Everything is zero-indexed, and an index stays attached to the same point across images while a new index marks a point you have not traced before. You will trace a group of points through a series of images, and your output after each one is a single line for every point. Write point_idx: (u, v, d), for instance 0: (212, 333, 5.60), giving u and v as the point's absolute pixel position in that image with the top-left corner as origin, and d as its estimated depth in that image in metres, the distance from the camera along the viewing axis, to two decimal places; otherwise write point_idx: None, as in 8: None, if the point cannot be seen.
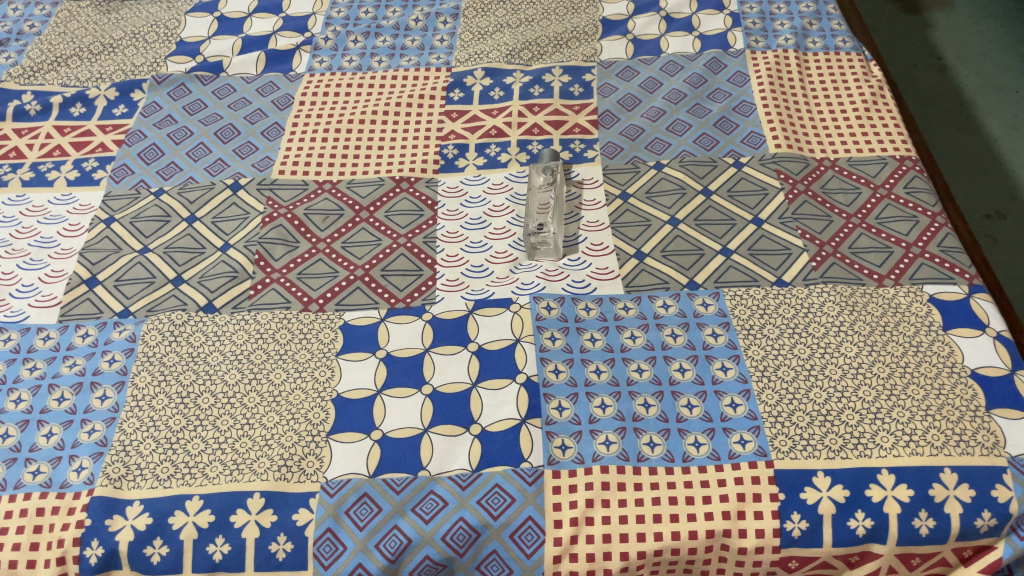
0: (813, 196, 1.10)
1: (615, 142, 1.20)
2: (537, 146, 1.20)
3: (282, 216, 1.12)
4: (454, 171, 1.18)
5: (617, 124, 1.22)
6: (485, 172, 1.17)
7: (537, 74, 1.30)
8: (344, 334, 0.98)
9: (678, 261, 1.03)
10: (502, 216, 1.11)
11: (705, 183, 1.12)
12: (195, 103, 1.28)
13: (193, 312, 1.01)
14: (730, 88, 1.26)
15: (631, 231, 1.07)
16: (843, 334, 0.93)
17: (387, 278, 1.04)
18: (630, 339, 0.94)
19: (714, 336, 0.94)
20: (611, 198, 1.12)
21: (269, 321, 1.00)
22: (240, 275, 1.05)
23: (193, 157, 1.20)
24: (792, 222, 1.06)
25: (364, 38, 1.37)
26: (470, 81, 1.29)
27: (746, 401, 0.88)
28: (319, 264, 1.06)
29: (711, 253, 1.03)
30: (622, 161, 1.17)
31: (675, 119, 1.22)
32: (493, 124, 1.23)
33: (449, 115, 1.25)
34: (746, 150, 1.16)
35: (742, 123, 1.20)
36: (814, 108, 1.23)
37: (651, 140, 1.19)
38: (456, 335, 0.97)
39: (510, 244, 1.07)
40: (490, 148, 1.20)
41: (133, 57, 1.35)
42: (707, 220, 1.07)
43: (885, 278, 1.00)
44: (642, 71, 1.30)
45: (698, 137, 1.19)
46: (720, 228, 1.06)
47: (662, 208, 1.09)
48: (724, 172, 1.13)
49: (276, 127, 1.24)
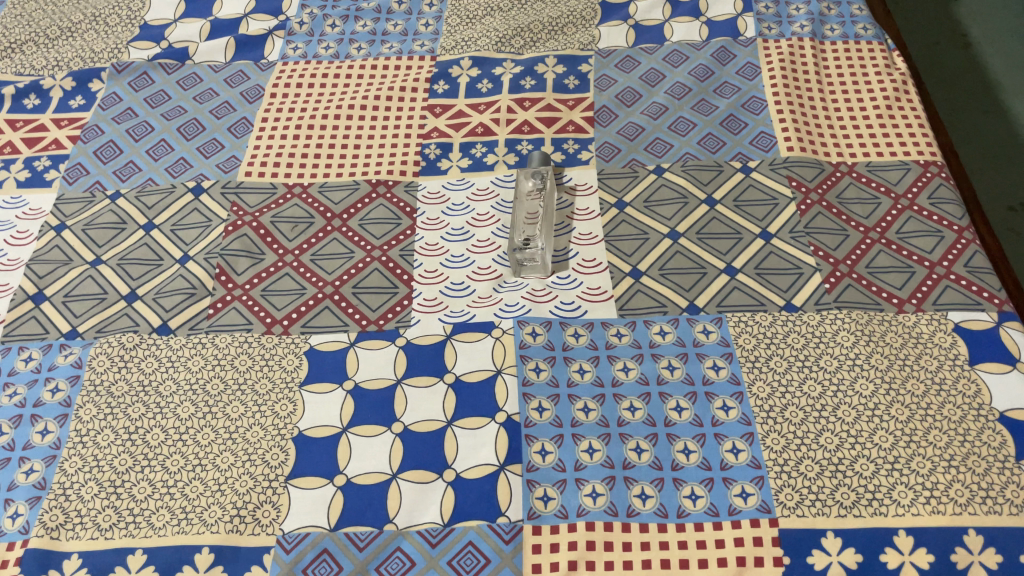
0: (827, 206, 1.00)
1: (612, 143, 1.10)
2: (527, 146, 1.10)
3: (246, 224, 1.03)
4: (436, 174, 1.08)
5: (614, 122, 1.12)
6: (469, 176, 1.08)
7: (528, 64, 1.19)
8: (309, 361, 0.90)
9: (677, 280, 0.94)
10: (486, 225, 1.02)
11: (709, 191, 1.02)
12: (157, 94, 1.18)
13: (146, 334, 0.93)
14: (739, 82, 1.15)
15: (627, 246, 0.98)
16: (858, 369, 0.84)
17: (358, 296, 0.95)
18: (622, 371, 0.86)
19: (715, 370, 0.85)
20: (605, 208, 1.02)
21: (228, 346, 0.91)
22: (198, 292, 0.96)
23: (153, 156, 1.11)
24: (804, 237, 0.97)
25: (342, 22, 1.27)
26: (456, 72, 1.19)
27: (749, 447, 0.79)
28: (285, 279, 0.97)
29: (714, 271, 0.94)
30: (618, 165, 1.07)
31: (677, 117, 1.11)
32: (479, 120, 1.13)
33: (432, 109, 1.15)
34: (756, 154, 1.06)
35: (751, 122, 1.10)
36: (830, 105, 1.13)
37: (651, 141, 1.09)
38: (432, 365, 0.88)
39: (494, 258, 0.98)
40: (475, 148, 1.10)
41: (93, 42, 1.25)
42: (711, 234, 0.98)
43: (906, 303, 0.90)
44: (644, 62, 1.19)
45: (703, 138, 1.09)
46: (725, 242, 0.97)
47: (661, 220, 1.00)
48: (731, 179, 1.03)
49: (244, 123, 1.14)
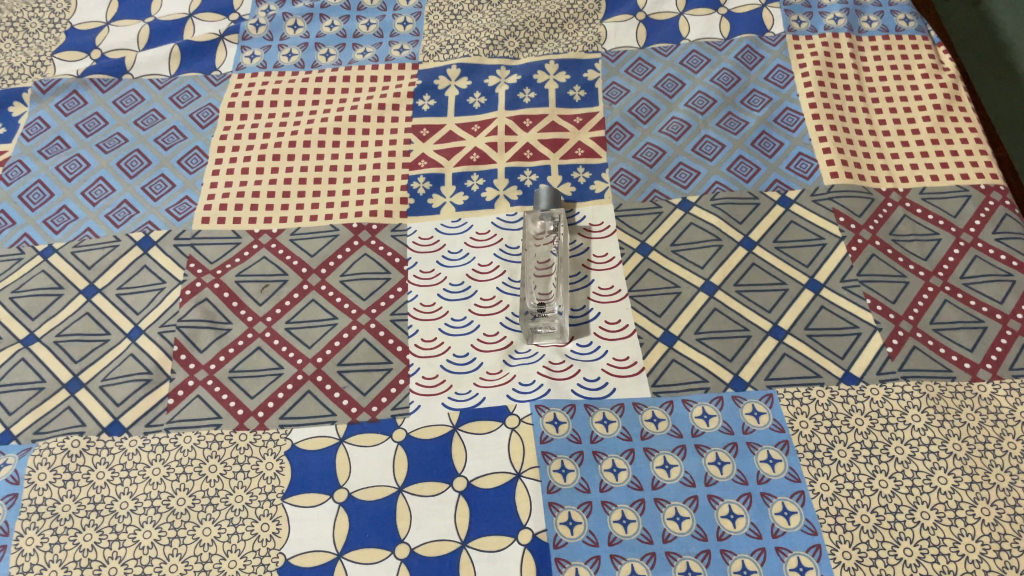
0: (881, 247, 0.87)
1: (629, 170, 0.95)
2: (530, 176, 0.95)
3: (207, 285, 0.87)
4: (427, 213, 0.93)
5: (629, 144, 0.97)
6: (465, 216, 0.93)
7: (526, 71, 1.04)
8: (291, 464, 0.76)
9: (717, 346, 0.81)
10: (490, 279, 0.88)
11: (745, 230, 0.89)
12: (91, 118, 1.01)
13: (94, 436, 0.78)
14: (769, 90, 1.01)
15: (655, 303, 0.84)
16: (933, 457, 0.73)
17: (345, 377, 0.81)
18: (663, 469, 0.73)
19: (770, 463, 0.73)
20: (627, 253, 0.88)
21: (194, 447, 0.77)
22: (154, 377, 0.81)
23: (90, 199, 0.94)
24: (858, 286, 0.84)
25: (306, 22, 1.09)
26: (442, 84, 1.03)
27: (817, 564, 0.68)
28: (258, 355, 0.83)
29: (758, 334, 0.81)
30: (638, 197, 0.93)
31: (702, 136, 0.97)
32: (473, 145, 0.98)
33: (418, 131, 0.99)
34: (795, 181, 0.93)
35: (786, 141, 0.96)
36: (873, 116, 0.99)
37: (673, 167, 0.94)
38: (438, 466, 0.75)
39: (502, 322, 0.85)
40: (471, 179, 0.95)
41: (12, 54, 1.07)
42: (751, 286, 0.85)
43: (979, 369, 0.79)
44: (658, 66, 1.04)
45: (733, 162, 0.94)
46: (769, 296, 0.84)
47: (693, 269, 0.86)
48: (768, 214, 0.90)
49: (197, 154, 0.98)
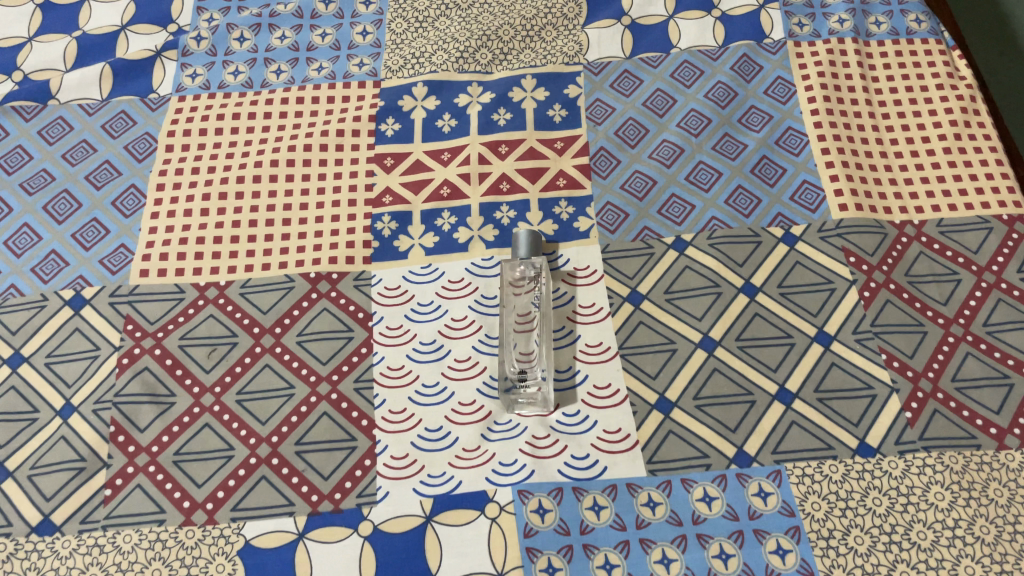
0: (896, 290, 0.79)
1: (616, 204, 0.85)
2: (507, 212, 0.85)
3: (148, 352, 0.78)
4: (394, 258, 0.84)
5: (616, 172, 0.87)
6: (436, 260, 0.83)
7: (500, 88, 0.94)
8: (245, 566, 0.67)
9: (718, 414, 0.73)
10: (465, 337, 0.79)
11: (746, 274, 0.80)
12: (13, 153, 0.90)
13: (21, 537, 0.69)
14: (769, 107, 0.91)
15: (649, 363, 0.76)
16: (959, 543, 0.66)
17: (304, 458, 0.72)
18: (662, 565, 0.65)
19: (780, 555, 0.66)
20: (616, 303, 0.80)
21: (135, 549, 0.68)
22: (89, 465, 0.72)
23: (14, 250, 0.84)
24: (872, 339, 0.76)
25: (254, 34, 0.99)
26: (407, 105, 0.93)
27: None
28: (207, 434, 0.74)
29: (764, 399, 0.73)
30: (627, 236, 0.83)
31: (697, 163, 0.87)
32: (444, 177, 0.88)
33: (381, 161, 0.89)
34: (800, 216, 0.84)
35: (790, 167, 0.87)
36: (884, 134, 0.89)
37: (666, 200, 0.85)
38: (410, 566, 0.67)
39: (479, 387, 0.76)
40: (441, 217, 0.85)
41: None
42: (755, 340, 0.76)
43: (1006, 435, 0.71)
44: (646, 79, 0.94)
45: (731, 193, 0.85)
46: (774, 352, 0.76)
47: (690, 321, 0.78)
48: (772, 254, 0.81)
49: (134, 194, 0.87)
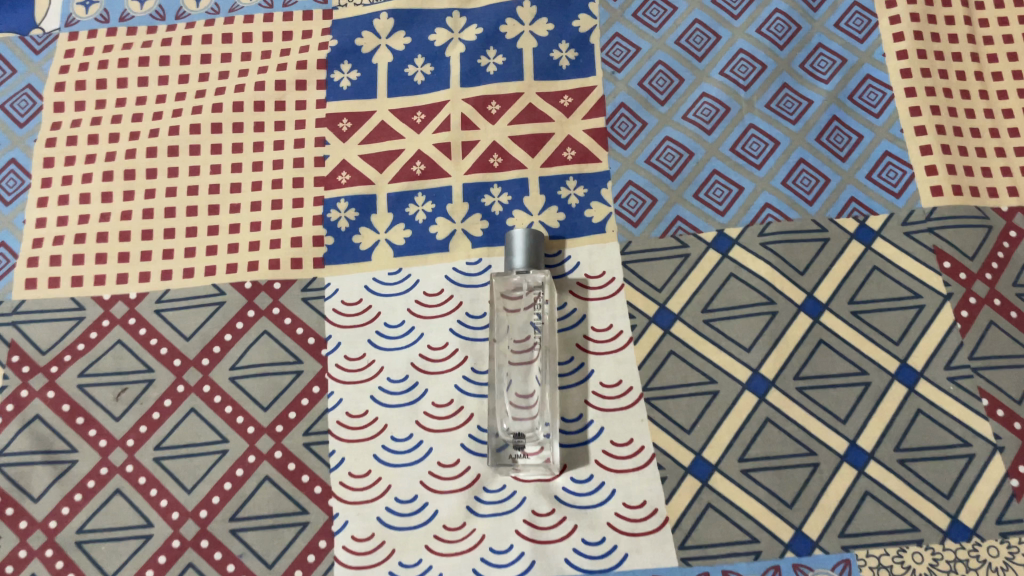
0: (1001, 309, 0.61)
1: (639, 185, 0.66)
2: (498, 197, 0.66)
3: (40, 394, 0.61)
4: (353, 260, 0.65)
5: (641, 139, 0.67)
6: (408, 262, 0.64)
7: (489, 20, 0.72)
8: None
9: (771, 483, 0.57)
10: (445, 370, 0.61)
11: (808, 285, 0.62)
12: None
13: None
14: (842, 45, 0.69)
15: (682, 410, 0.59)
16: None
17: (241, 539, 0.57)
18: None
19: None
20: (640, 325, 0.62)
21: None
22: None
23: None
24: (968, 378, 0.59)
25: None
26: (367, 45, 0.71)
27: None
28: (118, 506, 0.58)
29: (829, 460, 0.57)
30: (653, 230, 0.64)
31: (746, 127, 0.67)
32: (416, 147, 0.68)
33: (335, 124, 0.69)
34: (881, 202, 0.64)
35: (867, 133, 0.66)
36: (991, 84, 0.68)
37: (705, 179, 0.65)
38: None
39: (464, 440, 0.59)
40: (413, 203, 0.66)
41: None
42: (818, 379, 0.59)
43: None
44: (681, 7, 0.72)
45: (791, 170, 0.65)
46: (843, 396, 0.59)
47: (735, 351, 0.60)
48: (842, 257, 0.63)
49: (15, 172, 0.68)
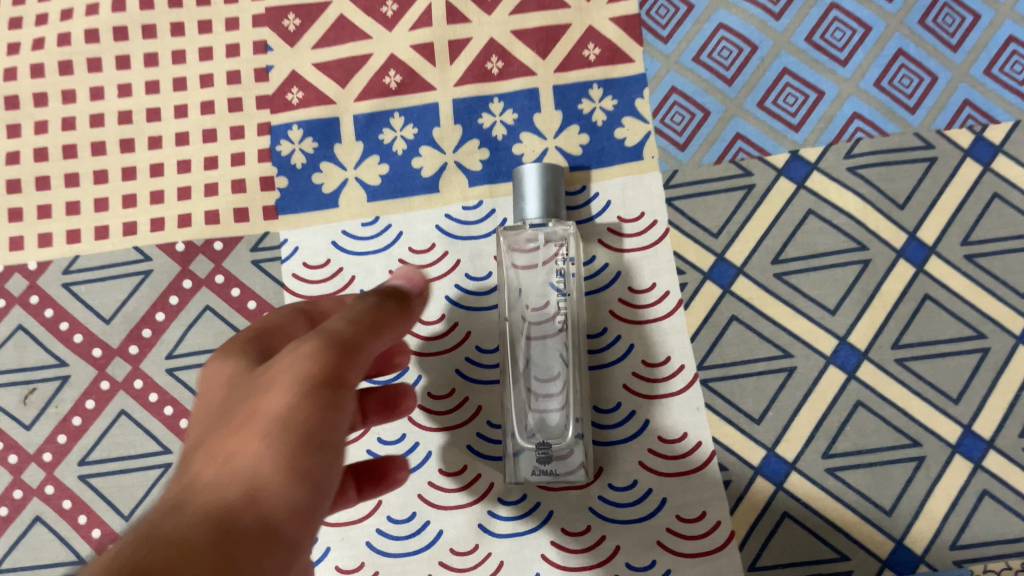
0: None
1: (686, 93, 0.50)
2: (499, 115, 0.50)
3: None
4: (314, 207, 0.49)
5: (687, 29, 0.51)
6: (387, 208, 0.49)
7: None
8: None
9: (862, 484, 0.45)
10: (444, 349, 0.48)
11: (909, 223, 0.48)
12: None
13: None
14: None
15: (746, 394, 0.46)
16: None
17: None
18: None
19: None
20: (691, 283, 0.48)
21: None
22: None
23: None
24: None
25: None
26: None
27: None
28: (42, 539, 0.47)
29: (938, 452, 0.45)
30: (704, 155, 0.49)
31: (825, 9, 0.50)
32: (389, 49, 0.51)
33: (278, 21, 0.52)
34: (1005, 104, 0.49)
35: (987, 11, 0.50)
36: None
37: (771, 83, 0.50)
38: None
39: (472, 440, 0.46)
40: (388, 126, 0.50)
41: None
42: (922, 348, 0.46)
43: None
44: None
45: (885, 67, 0.49)
46: (955, 368, 0.46)
47: (813, 314, 0.47)
48: (954, 183, 0.48)
49: None
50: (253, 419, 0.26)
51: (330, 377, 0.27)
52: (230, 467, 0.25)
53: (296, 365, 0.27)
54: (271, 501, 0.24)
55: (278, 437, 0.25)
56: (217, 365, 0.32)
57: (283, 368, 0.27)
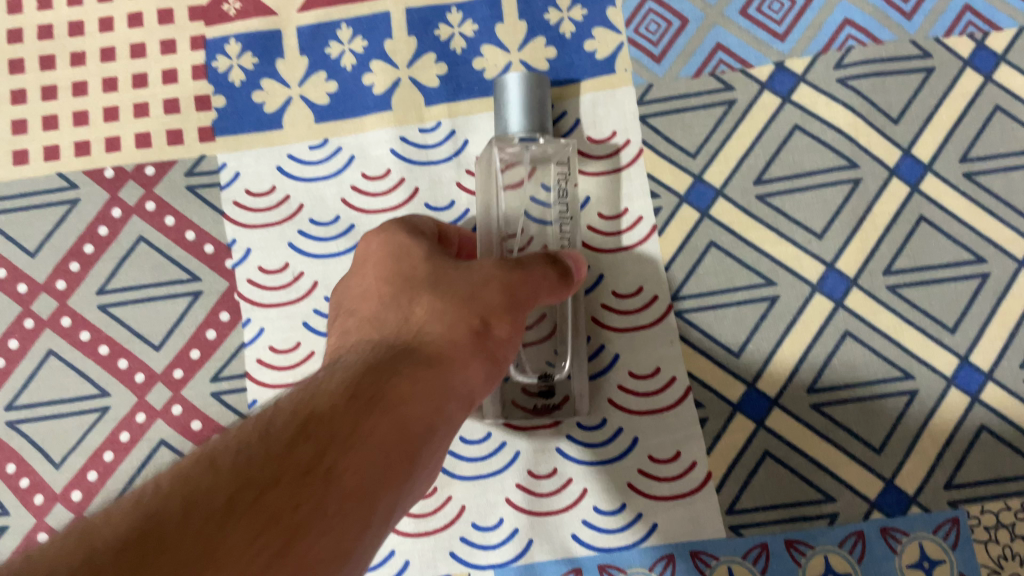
0: None
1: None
2: (457, 27, 0.46)
3: None
4: (255, 128, 0.45)
5: None
6: (335, 129, 0.45)
7: None
8: None
9: (851, 421, 0.41)
10: None
11: (904, 139, 0.44)
12: None
13: None
14: None
15: (727, 326, 0.42)
16: None
17: None
18: None
19: None
20: (668, 208, 0.44)
21: None
22: None
23: None
24: None
25: None
26: None
27: None
28: None
29: (932, 385, 0.41)
30: (682, 68, 0.45)
31: None
32: None
33: None
34: (1007, 10, 0.44)
35: None
36: None
37: None
38: None
39: None
40: (335, 39, 0.46)
41: None
42: (916, 274, 0.42)
43: None
44: None
45: None
46: (952, 296, 0.42)
47: (799, 239, 0.43)
48: (954, 95, 0.44)
49: None
50: (470, 300, 0.33)
51: (522, 299, 0.34)
52: (447, 334, 0.32)
53: (504, 276, 0.34)
54: (466, 366, 0.31)
55: (482, 334, 0.33)
56: (409, 242, 0.37)
57: (494, 272, 0.34)
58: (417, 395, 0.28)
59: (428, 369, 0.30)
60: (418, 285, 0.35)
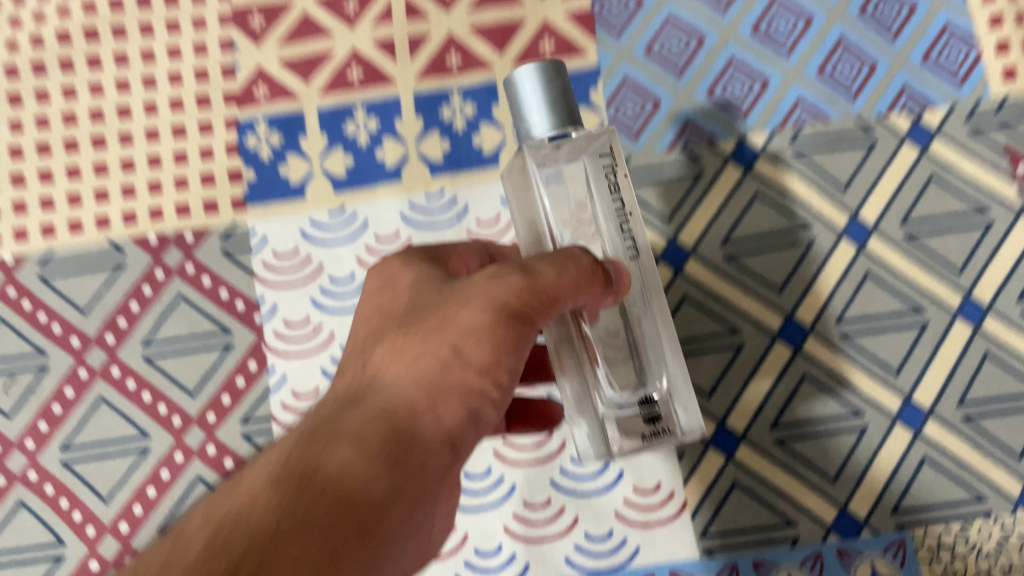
0: None
1: (638, 83, 0.52)
2: (459, 107, 0.52)
3: None
4: (282, 198, 0.51)
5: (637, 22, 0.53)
6: (352, 198, 0.51)
7: None
8: None
9: (809, 453, 0.47)
10: None
11: (851, 205, 0.50)
12: None
13: None
14: None
15: (699, 370, 0.48)
16: None
17: None
18: None
19: None
20: None
21: None
22: None
23: None
24: None
25: None
26: None
27: None
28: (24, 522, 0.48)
29: (880, 421, 0.47)
30: (657, 142, 0.51)
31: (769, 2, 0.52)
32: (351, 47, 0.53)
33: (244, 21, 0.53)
34: (940, 89, 0.51)
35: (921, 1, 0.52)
36: None
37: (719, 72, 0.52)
38: None
39: None
40: (352, 119, 0.52)
41: None
42: (864, 323, 0.48)
43: None
44: None
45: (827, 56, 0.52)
46: (896, 342, 0.48)
47: (761, 293, 0.49)
48: (894, 166, 0.50)
49: None
50: (440, 329, 0.31)
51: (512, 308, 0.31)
52: (405, 375, 0.31)
53: (487, 290, 0.32)
54: (437, 408, 0.30)
55: (453, 360, 0.31)
56: (400, 269, 0.36)
57: (480, 289, 0.32)
58: (371, 465, 0.28)
59: (384, 435, 0.29)
60: (385, 332, 0.33)
